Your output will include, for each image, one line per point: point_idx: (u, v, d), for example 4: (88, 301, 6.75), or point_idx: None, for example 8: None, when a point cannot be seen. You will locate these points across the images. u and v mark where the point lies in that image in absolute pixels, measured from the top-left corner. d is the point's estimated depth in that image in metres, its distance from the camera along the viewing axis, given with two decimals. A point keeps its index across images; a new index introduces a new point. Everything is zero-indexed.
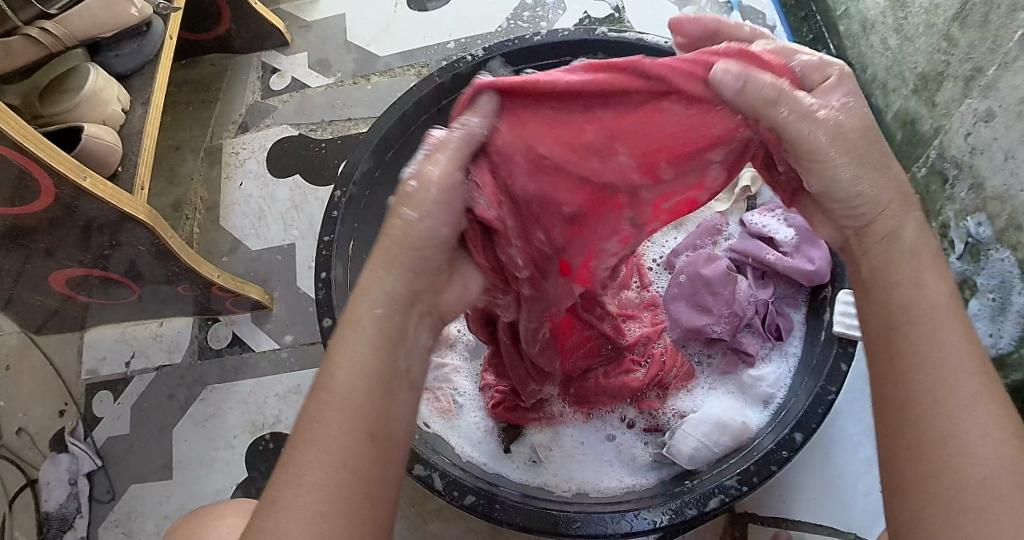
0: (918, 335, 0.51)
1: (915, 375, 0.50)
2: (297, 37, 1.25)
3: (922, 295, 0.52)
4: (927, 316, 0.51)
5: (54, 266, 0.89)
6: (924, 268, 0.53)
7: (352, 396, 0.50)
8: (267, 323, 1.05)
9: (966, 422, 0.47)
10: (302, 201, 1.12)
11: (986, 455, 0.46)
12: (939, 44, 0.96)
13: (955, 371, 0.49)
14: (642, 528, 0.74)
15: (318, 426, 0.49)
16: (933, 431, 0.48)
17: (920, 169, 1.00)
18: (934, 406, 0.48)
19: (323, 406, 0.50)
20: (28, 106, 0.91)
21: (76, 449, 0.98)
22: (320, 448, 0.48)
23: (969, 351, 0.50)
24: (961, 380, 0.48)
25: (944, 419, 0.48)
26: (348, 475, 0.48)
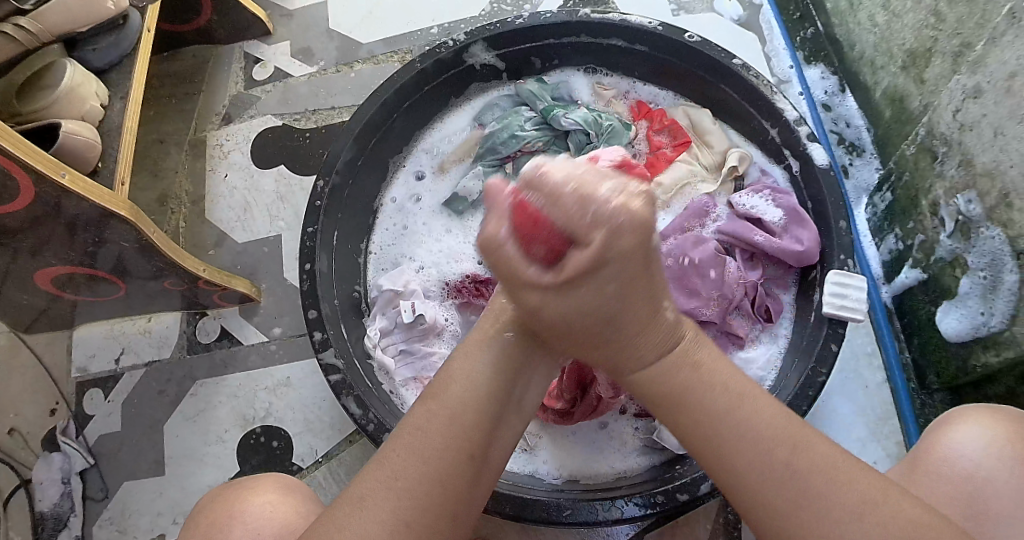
0: (715, 449, 0.55)
1: (747, 478, 0.54)
2: (279, 25, 1.23)
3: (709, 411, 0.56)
4: (711, 422, 0.55)
5: (39, 264, 0.88)
6: (692, 389, 0.57)
7: (456, 413, 0.56)
8: (255, 316, 1.05)
9: (810, 515, 0.51)
10: (287, 192, 1.11)
11: (842, 534, 0.50)
12: (927, 20, 0.95)
13: (763, 477, 0.53)
14: (632, 514, 0.74)
15: (418, 433, 0.55)
16: (785, 520, 0.52)
17: (908, 147, 0.99)
18: (777, 493, 0.52)
19: (430, 415, 0.56)
20: (7, 104, 0.88)
21: (68, 446, 0.98)
22: (419, 451, 0.55)
23: (769, 441, 0.54)
24: (777, 479, 0.53)
25: (799, 514, 0.52)
26: (438, 485, 0.54)
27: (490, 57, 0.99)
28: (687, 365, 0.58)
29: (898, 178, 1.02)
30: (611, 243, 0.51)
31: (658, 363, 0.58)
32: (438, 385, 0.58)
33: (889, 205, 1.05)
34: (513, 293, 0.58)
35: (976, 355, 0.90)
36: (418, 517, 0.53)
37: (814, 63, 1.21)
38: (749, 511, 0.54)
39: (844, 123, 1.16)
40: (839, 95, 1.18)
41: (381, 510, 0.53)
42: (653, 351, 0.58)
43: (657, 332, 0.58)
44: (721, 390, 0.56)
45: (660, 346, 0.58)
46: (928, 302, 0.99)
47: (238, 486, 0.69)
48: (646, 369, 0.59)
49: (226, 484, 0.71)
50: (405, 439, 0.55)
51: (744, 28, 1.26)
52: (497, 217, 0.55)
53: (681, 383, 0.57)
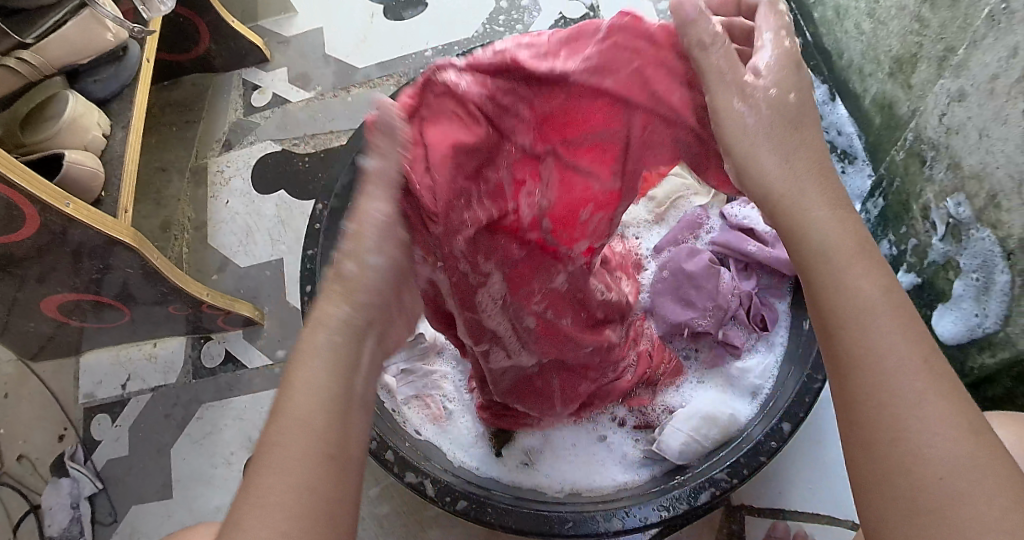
0: (852, 329, 0.50)
1: (864, 374, 0.49)
2: (276, 52, 1.26)
3: (861, 295, 0.50)
4: (863, 310, 0.50)
5: (46, 292, 0.90)
6: (854, 263, 0.51)
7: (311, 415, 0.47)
8: (259, 338, 1.06)
9: (912, 422, 0.47)
10: (288, 216, 1.12)
11: (939, 453, 0.45)
12: (911, 26, 0.97)
13: (894, 371, 0.48)
14: (634, 525, 0.75)
15: (278, 448, 0.46)
16: (891, 425, 0.47)
17: (898, 152, 1.00)
18: (880, 408, 0.48)
19: (284, 428, 0.47)
20: (11, 135, 0.91)
21: (77, 472, 0.99)
22: (279, 470, 0.45)
23: (911, 343, 0.49)
24: (902, 377, 0.48)
25: (910, 419, 0.47)
26: (307, 495, 0.45)
27: None
28: (850, 234, 0.52)
29: (889, 184, 1.03)
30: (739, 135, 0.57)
31: (822, 215, 0.53)
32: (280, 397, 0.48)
33: (882, 211, 1.06)
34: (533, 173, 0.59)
35: (973, 357, 0.91)
36: None
37: None
38: (851, 407, 0.49)
39: (836, 131, 1.18)
40: (829, 104, 1.20)
41: None
42: (819, 203, 0.53)
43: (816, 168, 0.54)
44: (879, 280, 0.51)
45: (829, 195, 0.54)
46: (924, 306, 1.00)
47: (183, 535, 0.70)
48: (821, 209, 0.53)
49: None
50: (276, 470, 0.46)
51: None
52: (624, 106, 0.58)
53: (853, 245, 0.52)
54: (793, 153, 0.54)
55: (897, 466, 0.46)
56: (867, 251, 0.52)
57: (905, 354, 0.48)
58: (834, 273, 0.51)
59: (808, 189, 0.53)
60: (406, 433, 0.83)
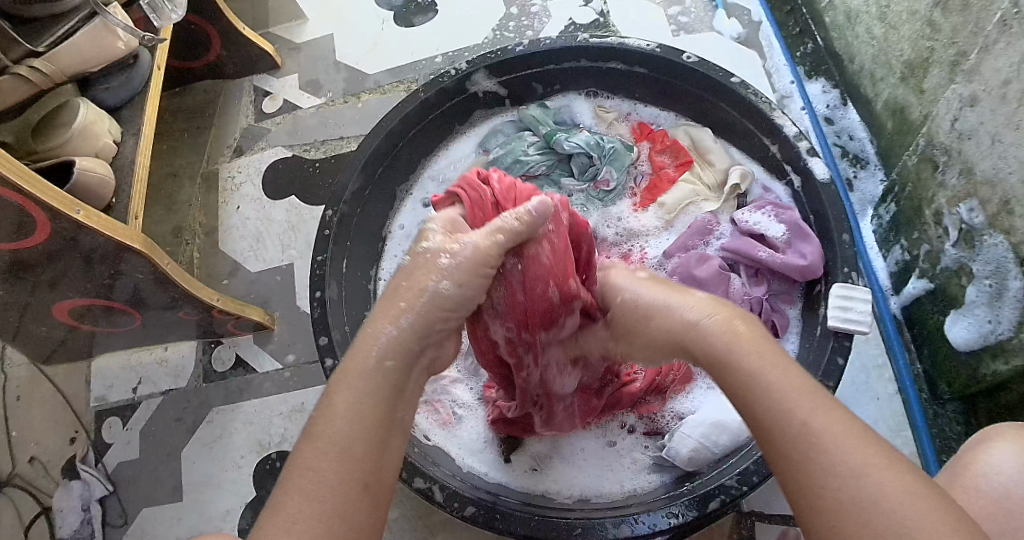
0: (748, 404, 0.53)
1: (768, 435, 0.51)
2: (288, 59, 1.27)
3: (747, 368, 0.54)
4: (747, 385, 0.53)
5: (58, 297, 0.91)
6: (735, 348, 0.56)
7: (347, 445, 0.53)
8: (269, 342, 1.07)
9: (822, 466, 0.48)
10: (299, 221, 1.13)
11: (853, 488, 0.46)
12: (923, 31, 0.96)
13: (792, 422, 0.50)
14: (643, 532, 0.75)
15: (311, 473, 0.51)
16: (803, 475, 0.48)
17: (910, 157, 1.00)
18: (794, 456, 0.49)
19: (319, 455, 0.52)
20: (22, 142, 0.91)
21: (88, 475, 1.00)
22: (313, 494, 0.50)
23: (802, 397, 0.51)
24: (801, 425, 0.50)
25: (816, 466, 0.48)
26: (337, 521, 0.50)
27: (492, 84, 1.01)
28: (727, 329, 0.58)
29: (901, 189, 1.03)
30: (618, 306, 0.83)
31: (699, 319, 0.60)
32: (316, 425, 0.54)
33: (893, 216, 1.05)
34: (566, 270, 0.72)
35: (986, 364, 0.90)
36: None
37: (815, 78, 1.23)
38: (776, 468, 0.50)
39: (847, 136, 1.17)
40: (841, 109, 1.19)
41: None
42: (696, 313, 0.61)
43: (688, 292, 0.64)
44: (762, 352, 0.55)
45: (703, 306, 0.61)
46: (937, 312, 0.99)
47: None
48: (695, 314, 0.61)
49: None
50: (297, 479, 0.51)
51: (744, 46, 1.28)
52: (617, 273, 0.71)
53: (728, 336, 0.57)
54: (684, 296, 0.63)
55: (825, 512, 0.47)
56: (750, 339, 0.57)
57: (803, 405, 0.51)
58: (732, 353, 0.56)
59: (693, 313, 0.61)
60: (415, 439, 0.83)
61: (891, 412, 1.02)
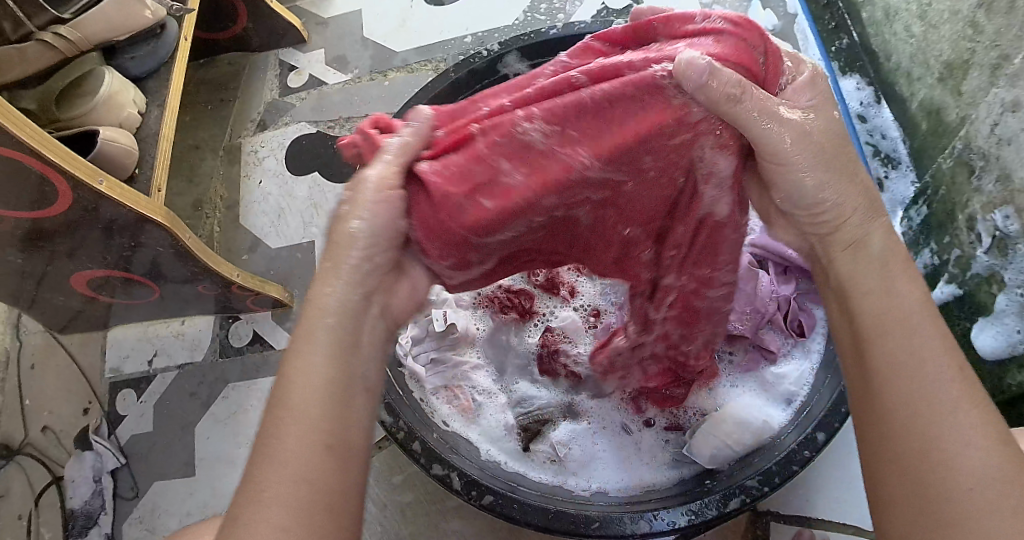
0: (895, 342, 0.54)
1: (901, 382, 0.52)
2: (314, 33, 1.25)
3: (893, 309, 0.55)
4: (899, 325, 0.54)
5: (76, 267, 0.90)
6: (893, 282, 0.56)
7: (304, 409, 0.52)
8: (287, 320, 1.06)
9: (938, 427, 0.50)
10: (321, 199, 1.12)
11: (965, 457, 0.49)
12: (964, 31, 0.94)
13: (927, 378, 0.52)
14: (662, 528, 0.74)
15: (276, 441, 0.51)
16: (918, 433, 0.51)
17: (945, 161, 0.98)
18: (918, 412, 0.51)
19: (281, 423, 0.52)
20: (44, 110, 0.89)
21: (100, 446, 0.99)
22: (276, 459, 0.50)
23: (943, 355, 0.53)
24: (934, 385, 0.51)
25: (936, 426, 0.50)
26: (307, 485, 0.50)
27: (524, 67, 0.98)
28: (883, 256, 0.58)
29: (934, 192, 1.01)
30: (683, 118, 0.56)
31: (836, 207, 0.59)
32: (279, 391, 0.53)
33: (925, 219, 1.03)
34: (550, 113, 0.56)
35: (1012, 374, 0.89)
36: (298, 521, 0.48)
37: (849, 74, 1.20)
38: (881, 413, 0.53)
39: (879, 135, 1.15)
40: (874, 106, 1.17)
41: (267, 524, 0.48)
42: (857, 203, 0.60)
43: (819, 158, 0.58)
44: (914, 290, 0.56)
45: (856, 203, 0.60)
46: (964, 318, 0.97)
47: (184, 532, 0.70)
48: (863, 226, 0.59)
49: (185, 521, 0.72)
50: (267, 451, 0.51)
51: (779, 38, 1.26)
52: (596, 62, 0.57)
53: (880, 264, 0.58)
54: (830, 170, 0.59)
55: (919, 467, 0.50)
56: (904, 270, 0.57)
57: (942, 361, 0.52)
58: (880, 286, 0.57)
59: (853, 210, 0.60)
60: (434, 425, 0.82)
61: None
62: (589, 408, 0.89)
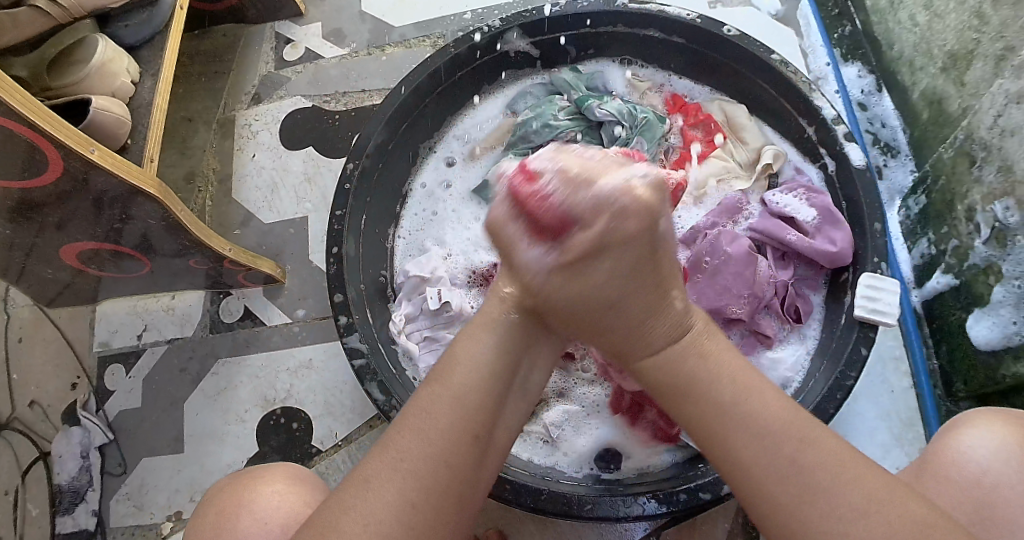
0: (731, 438, 0.54)
1: (754, 471, 0.52)
2: (311, 6, 1.23)
3: (708, 408, 0.55)
4: (721, 418, 0.55)
5: (65, 240, 0.88)
6: (703, 374, 0.57)
7: (461, 394, 0.55)
8: (279, 296, 1.05)
9: (814, 513, 0.50)
10: (315, 174, 1.10)
11: (849, 532, 0.48)
12: (969, 21, 0.93)
13: (782, 465, 0.52)
14: (653, 511, 0.74)
15: (424, 415, 0.54)
16: (800, 517, 0.50)
17: (946, 150, 0.97)
18: (785, 500, 0.51)
19: (436, 397, 0.55)
20: (36, 79, 0.87)
21: (88, 421, 0.98)
22: (424, 433, 0.53)
23: (783, 428, 0.53)
24: (789, 468, 0.51)
25: (811, 510, 0.50)
26: (443, 466, 0.52)
27: (525, 44, 0.98)
28: (694, 353, 0.59)
29: (933, 181, 1.00)
30: (611, 230, 0.56)
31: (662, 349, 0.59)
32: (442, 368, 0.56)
33: (923, 209, 1.03)
34: (513, 276, 0.62)
35: (1006, 365, 0.89)
36: (426, 499, 0.51)
37: (851, 61, 1.19)
38: (758, 507, 0.52)
39: (879, 124, 1.14)
40: (875, 95, 1.16)
41: (387, 489, 0.51)
42: (662, 336, 0.60)
43: (656, 303, 0.60)
44: (737, 370, 0.57)
45: (670, 331, 0.59)
46: (960, 308, 0.97)
47: (249, 476, 0.68)
48: (653, 354, 0.60)
49: (236, 474, 0.69)
50: (411, 421, 0.54)
51: (781, 23, 1.24)
52: (499, 205, 0.60)
53: (692, 356, 0.58)
54: (639, 299, 0.59)
55: None
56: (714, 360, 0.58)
57: (790, 438, 0.52)
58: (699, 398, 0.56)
59: (664, 332, 0.60)
60: None
61: (904, 405, 1.00)
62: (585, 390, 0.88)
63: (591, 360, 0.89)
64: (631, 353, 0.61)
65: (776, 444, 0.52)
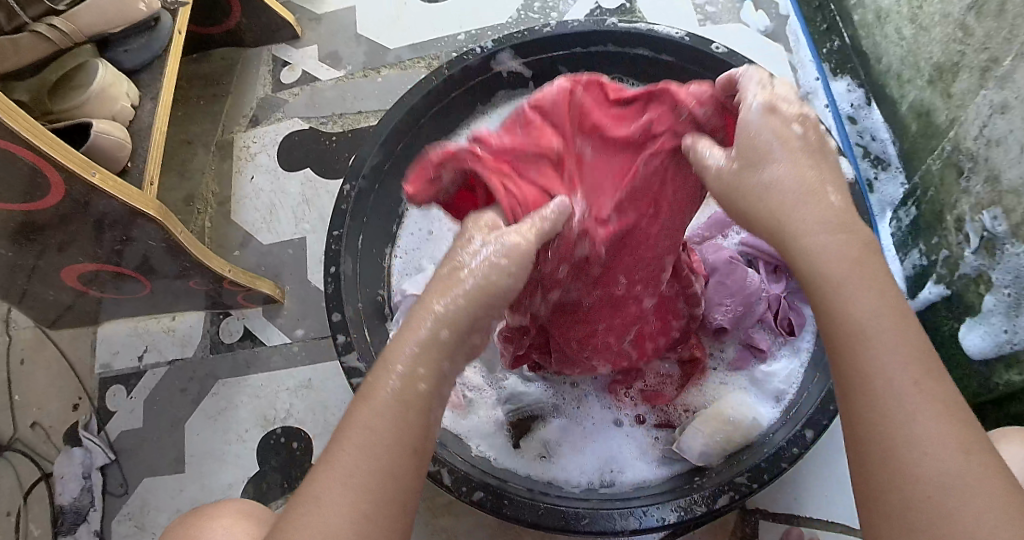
0: (855, 357, 0.51)
1: (863, 392, 0.50)
2: (307, 29, 1.25)
3: (854, 317, 0.52)
4: (856, 340, 0.51)
5: (66, 262, 0.89)
6: (849, 283, 0.52)
7: (403, 409, 0.54)
8: (278, 316, 1.06)
9: (909, 445, 0.48)
10: (313, 195, 1.11)
11: (938, 468, 0.47)
12: (955, 34, 0.95)
13: (892, 393, 0.49)
14: (652, 525, 0.75)
15: (366, 431, 0.53)
16: (893, 447, 0.48)
17: (934, 162, 0.98)
18: (886, 425, 0.49)
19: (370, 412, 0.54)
20: (37, 102, 0.88)
21: (89, 442, 0.99)
22: (368, 449, 0.52)
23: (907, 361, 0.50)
24: (898, 398, 0.49)
25: (906, 441, 0.48)
26: (388, 479, 0.52)
27: (517, 64, 0.99)
28: (845, 257, 0.53)
29: (923, 193, 1.02)
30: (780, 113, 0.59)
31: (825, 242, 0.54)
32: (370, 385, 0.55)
33: (914, 220, 1.04)
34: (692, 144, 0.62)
35: (999, 374, 0.90)
36: (378, 510, 0.51)
37: (840, 75, 1.21)
38: (854, 433, 0.51)
39: (870, 137, 1.16)
40: (865, 109, 1.18)
41: (337, 506, 0.50)
42: (813, 219, 0.55)
43: (811, 186, 0.57)
44: (876, 295, 0.52)
45: (820, 217, 0.55)
46: (952, 318, 0.98)
47: (198, 515, 0.69)
48: (812, 235, 0.55)
49: (190, 513, 0.71)
50: (353, 437, 0.53)
51: (770, 39, 1.26)
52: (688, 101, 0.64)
53: (848, 265, 0.53)
54: (797, 187, 0.57)
55: (893, 485, 0.48)
56: (862, 268, 0.53)
57: (907, 373, 0.49)
58: (842, 304, 0.52)
59: (807, 219, 0.55)
60: None
61: None
62: (581, 403, 0.89)
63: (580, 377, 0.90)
64: (780, 227, 0.56)
65: (898, 371, 0.50)
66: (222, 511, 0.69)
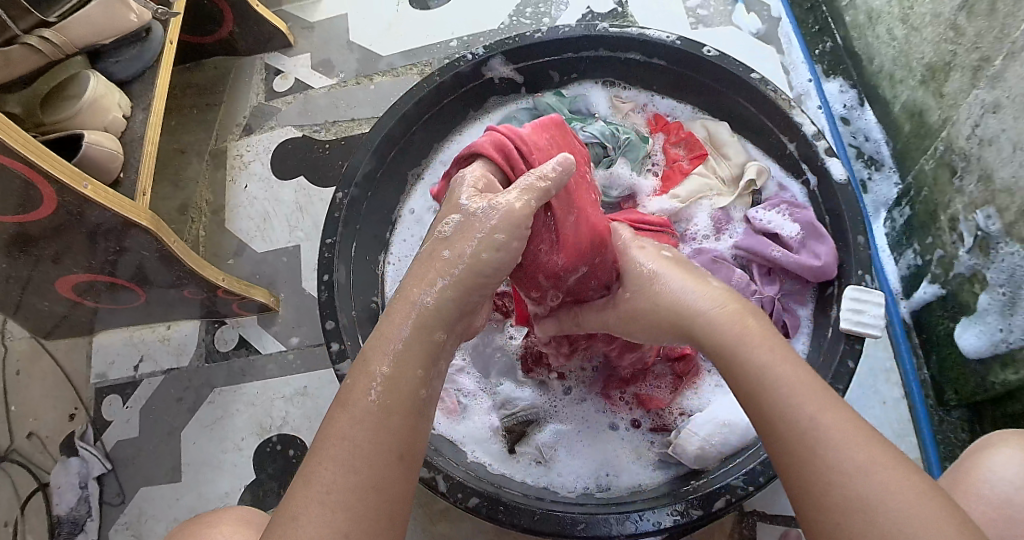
0: (763, 398, 0.56)
1: (774, 429, 0.54)
2: (300, 37, 1.25)
3: (757, 367, 0.57)
4: (761, 385, 0.56)
5: (60, 272, 0.89)
6: (739, 342, 0.59)
7: (384, 414, 0.54)
8: (273, 324, 1.06)
9: (823, 472, 0.51)
10: (307, 202, 1.12)
11: (851, 490, 0.50)
12: (945, 34, 0.95)
13: (801, 426, 0.53)
14: (647, 529, 0.74)
15: (344, 443, 0.53)
16: (811, 475, 0.51)
17: (928, 162, 0.98)
18: (801, 456, 0.52)
19: (351, 425, 0.54)
20: (30, 114, 0.89)
21: (86, 452, 0.99)
22: (349, 463, 0.52)
23: (809, 395, 0.54)
24: (806, 430, 0.53)
25: (821, 468, 0.51)
26: (371, 491, 0.52)
27: (508, 70, 0.99)
28: (736, 323, 0.60)
29: (917, 192, 1.02)
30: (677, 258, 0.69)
31: (710, 310, 0.62)
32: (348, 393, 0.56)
33: (908, 220, 1.04)
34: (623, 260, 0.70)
35: (994, 373, 0.90)
36: (358, 524, 0.51)
37: (833, 77, 1.21)
38: (779, 467, 0.54)
39: (863, 137, 1.16)
40: (857, 109, 1.18)
41: (318, 523, 0.50)
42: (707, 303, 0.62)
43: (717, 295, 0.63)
44: (768, 347, 0.58)
45: (715, 298, 0.63)
46: (947, 318, 0.98)
47: (196, 523, 0.69)
48: (703, 308, 0.62)
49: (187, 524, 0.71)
50: (334, 450, 0.53)
51: (762, 41, 1.26)
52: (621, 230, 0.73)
53: (735, 329, 0.60)
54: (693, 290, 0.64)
55: (819, 511, 0.51)
56: (758, 332, 0.59)
57: (808, 405, 0.54)
58: (743, 359, 0.58)
59: (701, 302, 0.63)
60: None
61: (896, 416, 1.01)
62: (575, 408, 0.89)
63: (575, 382, 0.90)
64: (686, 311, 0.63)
65: (802, 405, 0.54)
66: (221, 518, 0.69)
